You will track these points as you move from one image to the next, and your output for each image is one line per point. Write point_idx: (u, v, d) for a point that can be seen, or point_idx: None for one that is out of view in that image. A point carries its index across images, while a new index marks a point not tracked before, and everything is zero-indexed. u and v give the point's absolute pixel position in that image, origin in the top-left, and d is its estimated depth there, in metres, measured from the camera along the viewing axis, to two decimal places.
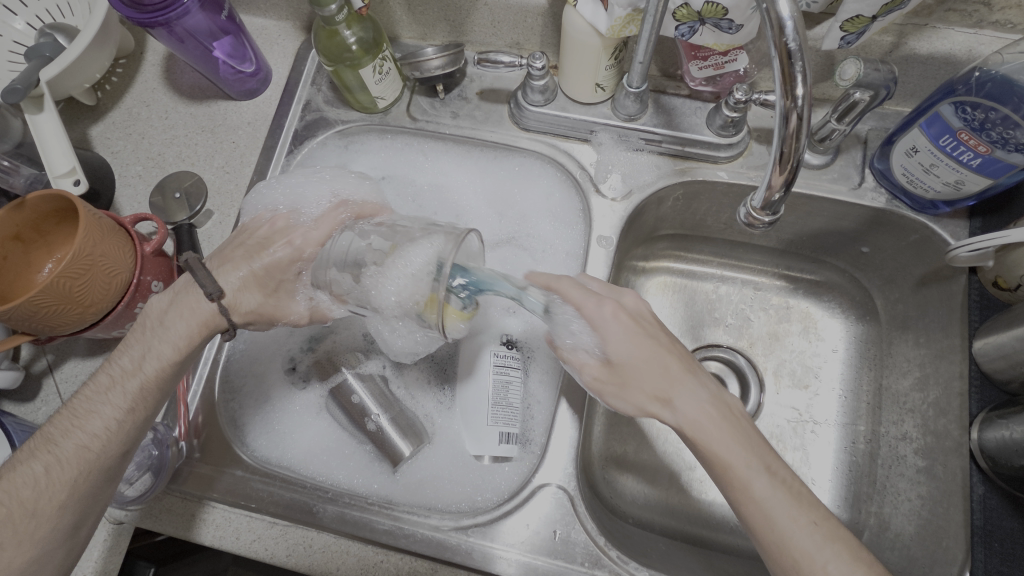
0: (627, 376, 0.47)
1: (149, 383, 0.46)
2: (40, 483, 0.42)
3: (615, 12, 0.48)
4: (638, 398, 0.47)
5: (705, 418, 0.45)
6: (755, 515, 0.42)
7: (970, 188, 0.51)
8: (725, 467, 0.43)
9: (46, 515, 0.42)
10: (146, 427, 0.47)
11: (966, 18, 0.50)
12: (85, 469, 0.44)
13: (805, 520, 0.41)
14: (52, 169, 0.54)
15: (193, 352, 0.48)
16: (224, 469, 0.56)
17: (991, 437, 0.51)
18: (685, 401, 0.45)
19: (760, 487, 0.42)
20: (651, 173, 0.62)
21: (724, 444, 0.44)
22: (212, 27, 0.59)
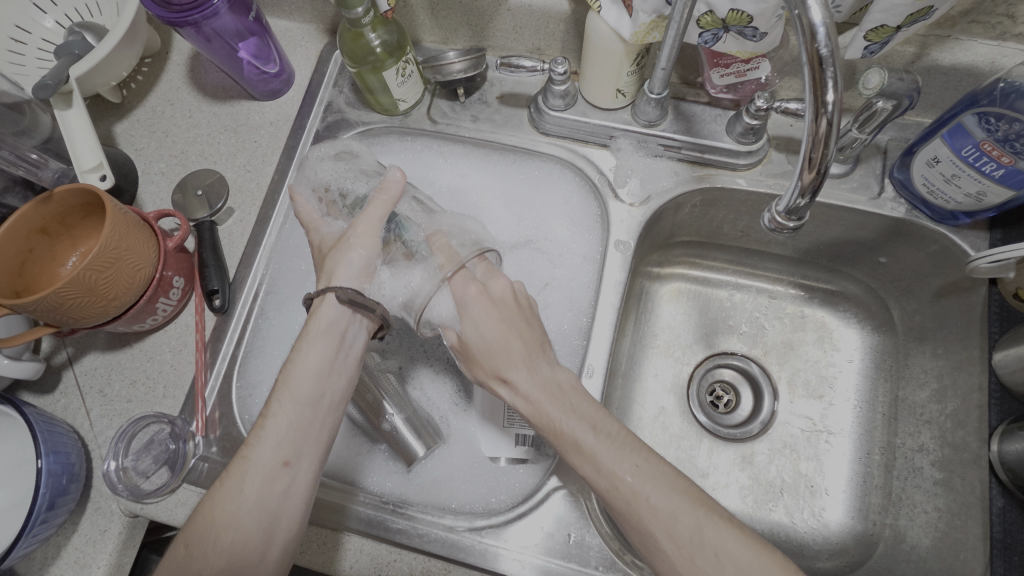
0: (475, 354, 0.48)
1: (303, 393, 0.46)
2: (214, 503, 0.43)
3: (639, 18, 0.48)
4: (481, 373, 0.48)
5: (533, 397, 0.46)
6: (590, 472, 0.43)
7: (992, 200, 0.51)
8: (557, 434, 0.45)
9: (219, 533, 0.42)
10: (303, 442, 0.45)
11: (990, 30, 0.50)
12: (257, 479, 0.44)
13: (632, 464, 0.43)
14: (79, 163, 0.56)
15: (331, 361, 0.47)
16: (352, 499, 0.55)
17: (1011, 449, 0.50)
18: (520, 376, 0.46)
19: (590, 445, 0.43)
20: (669, 179, 0.62)
21: (550, 414, 0.45)
22: (239, 27, 0.60)
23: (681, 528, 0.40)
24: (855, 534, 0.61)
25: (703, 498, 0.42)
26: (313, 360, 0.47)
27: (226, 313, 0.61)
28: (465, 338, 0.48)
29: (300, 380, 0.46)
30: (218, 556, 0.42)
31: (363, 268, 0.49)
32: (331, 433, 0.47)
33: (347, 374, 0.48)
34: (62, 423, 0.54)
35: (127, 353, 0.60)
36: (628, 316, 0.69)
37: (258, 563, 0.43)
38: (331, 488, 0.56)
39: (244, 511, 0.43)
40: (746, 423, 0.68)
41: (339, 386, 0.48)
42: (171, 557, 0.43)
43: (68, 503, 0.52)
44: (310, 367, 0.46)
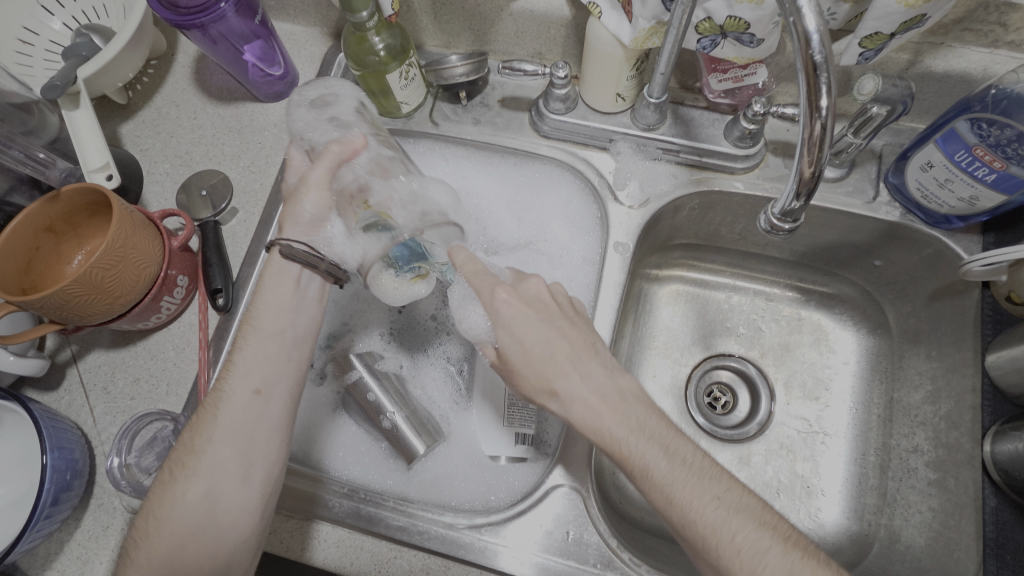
0: (522, 363, 0.47)
1: (266, 326, 0.52)
2: (195, 429, 0.50)
3: (639, 24, 0.49)
4: (529, 386, 0.47)
5: (583, 411, 0.45)
6: (664, 498, 0.44)
7: (984, 204, 0.52)
8: (626, 457, 0.44)
9: (201, 452, 0.48)
10: (270, 371, 0.51)
11: (982, 38, 0.50)
12: (231, 408, 0.49)
13: (709, 496, 0.43)
14: (86, 163, 0.56)
15: (292, 298, 0.53)
16: (323, 488, 0.56)
17: (1004, 450, 0.51)
18: (572, 387, 0.46)
19: (664, 470, 0.44)
20: (668, 182, 0.63)
21: (611, 432, 0.45)
22: (245, 30, 0.61)
23: (767, 570, 0.41)
24: (851, 534, 0.62)
25: (785, 532, 0.43)
26: (277, 299, 0.52)
27: (229, 311, 0.61)
28: (503, 351, 0.47)
29: (263, 318, 0.52)
30: (201, 475, 0.48)
31: (314, 223, 0.52)
32: (300, 363, 0.53)
33: (312, 311, 0.54)
34: (67, 419, 0.55)
35: (130, 352, 0.61)
36: (627, 317, 0.70)
37: (239, 483, 0.48)
38: (299, 476, 0.56)
39: (222, 433, 0.49)
40: (744, 424, 0.69)
41: (303, 321, 0.53)
42: (158, 482, 0.49)
43: (71, 499, 0.53)
44: (271, 304, 0.52)
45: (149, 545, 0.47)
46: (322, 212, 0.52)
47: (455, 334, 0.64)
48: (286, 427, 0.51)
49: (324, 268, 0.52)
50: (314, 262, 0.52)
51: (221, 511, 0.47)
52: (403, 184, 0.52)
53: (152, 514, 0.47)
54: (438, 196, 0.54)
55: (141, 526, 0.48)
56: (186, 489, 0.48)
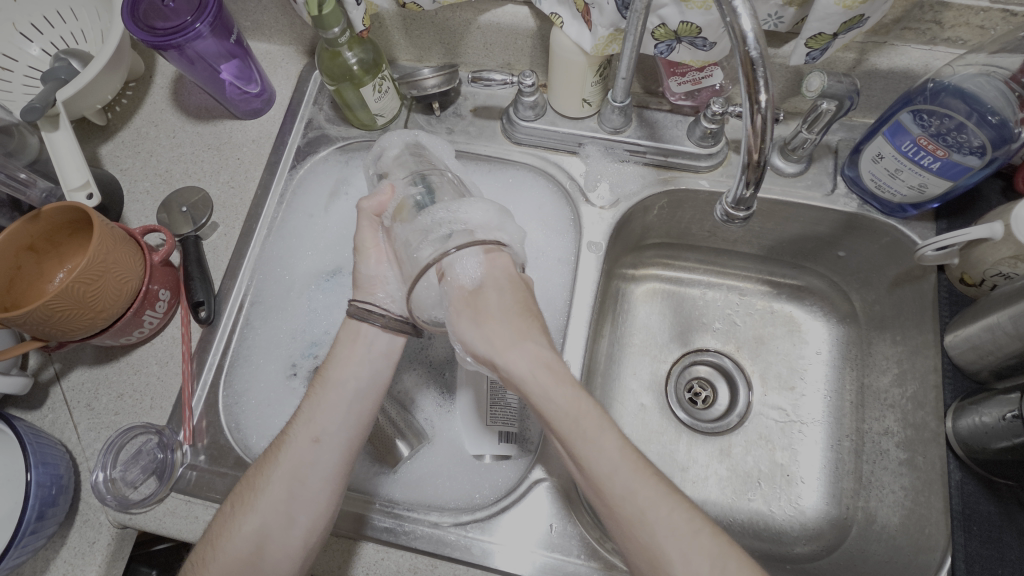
0: (485, 313, 0.46)
1: (336, 375, 0.52)
2: (260, 464, 0.50)
3: (598, 31, 0.52)
4: (483, 334, 0.46)
5: (535, 374, 0.44)
6: (606, 468, 0.42)
7: (933, 190, 0.55)
8: (581, 421, 0.43)
9: (258, 491, 0.48)
10: (334, 419, 0.50)
11: (921, 36, 0.54)
12: (290, 451, 0.49)
13: (644, 478, 0.42)
14: (66, 182, 0.57)
15: (357, 349, 0.53)
16: (370, 508, 0.56)
17: (964, 424, 0.53)
18: (531, 348, 0.45)
19: (610, 443, 0.42)
20: (636, 183, 0.65)
21: (562, 398, 0.43)
22: (220, 50, 0.62)
23: (698, 558, 0.39)
24: (830, 519, 0.63)
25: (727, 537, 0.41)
26: (347, 352, 0.53)
27: (211, 324, 0.62)
28: (484, 289, 0.47)
29: (330, 368, 0.52)
30: (256, 513, 0.47)
31: (375, 281, 0.55)
32: (360, 418, 0.51)
33: (381, 367, 0.53)
34: (51, 436, 0.55)
35: (113, 367, 0.61)
36: (605, 317, 0.72)
37: (289, 524, 0.47)
38: (353, 498, 0.57)
39: (280, 474, 0.48)
40: (724, 416, 0.70)
41: (368, 375, 0.52)
42: (221, 510, 0.49)
43: (57, 515, 0.53)
44: (342, 355, 0.53)
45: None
46: (375, 267, 0.55)
47: (437, 339, 0.65)
48: (341, 477, 0.50)
49: (392, 323, 0.54)
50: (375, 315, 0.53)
51: (270, 549, 0.47)
52: (433, 213, 0.48)
53: (212, 541, 0.48)
54: (472, 212, 0.46)
55: (200, 553, 0.48)
56: (242, 523, 0.47)
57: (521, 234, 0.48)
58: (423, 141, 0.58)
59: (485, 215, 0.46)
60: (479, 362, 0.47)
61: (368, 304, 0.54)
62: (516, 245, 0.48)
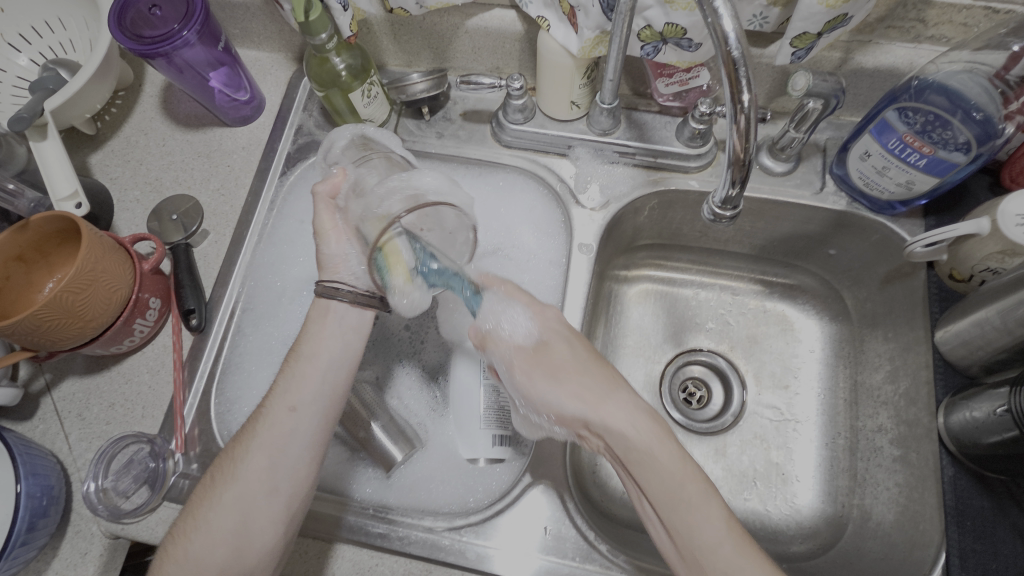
0: (569, 372, 0.48)
1: (309, 348, 0.52)
2: (241, 438, 0.50)
3: (584, 34, 0.52)
4: (575, 393, 0.47)
5: (638, 434, 0.46)
6: (706, 537, 0.42)
7: (920, 187, 0.55)
8: (683, 485, 0.44)
9: (238, 462, 0.49)
10: (308, 389, 0.51)
11: (905, 34, 0.54)
12: (268, 423, 0.50)
13: (744, 550, 0.42)
14: (54, 192, 0.57)
15: (325, 324, 0.53)
16: (346, 509, 0.56)
17: (955, 420, 0.53)
18: (628, 409, 0.47)
19: (712, 513, 0.43)
20: (627, 184, 0.65)
21: (663, 459, 0.45)
22: (209, 58, 0.63)
23: None
24: (826, 517, 0.63)
25: None
26: (318, 329, 0.53)
27: (203, 332, 0.62)
28: (546, 343, 0.50)
29: (303, 343, 0.53)
30: (237, 481, 0.48)
31: (339, 261, 0.54)
32: (334, 388, 0.52)
33: (352, 340, 0.53)
34: (41, 447, 0.55)
35: (104, 377, 0.61)
36: (598, 319, 0.72)
37: (268, 492, 0.48)
38: (324, 500, 0.56)
39: (258, 443, 0.49)
40: (719, 416, 0.70)
41: (341, 347, 0.53)
42: (201, 483, 0.49)
43: (48, 525, 0.53)
44: (315, 329, 0.53)
45: (182, 547, 0.47)
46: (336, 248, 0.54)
47: (430, 343, 0.65)
48: (319, 445, 0.50)
49: (360, 298, 0.53)
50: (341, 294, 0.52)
51: (253, 519, 0.47)
52: (386, 184, 0.51)
53: (192, 514, 0.48)
54: (424, 180, 0.50)
55: (181, 524, 0.48)
56: (222, 493, 0.48)
57: (470, 203, 0.51)
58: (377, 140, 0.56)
59: (434, 182, 0.50)
60: (568, 424, 0.48)
61: (335, 283, 0.53)
62: (465, 208, 0.50)
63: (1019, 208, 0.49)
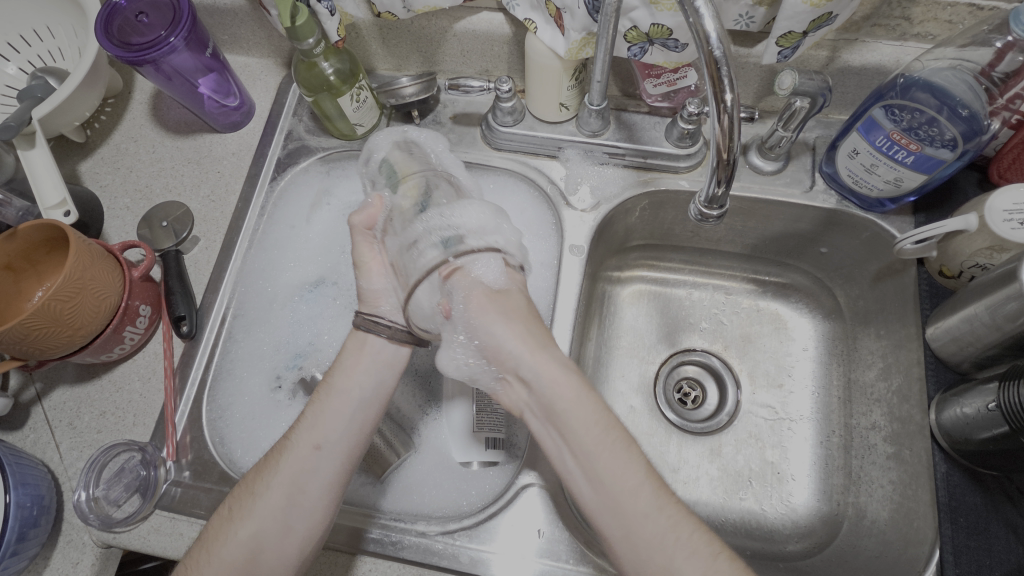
0: (506, 311, 0.47)
1: (339, 383, 0.50)
2: (261, 469, 0.49)
3: (571, 36, 0.52)
4: (516, 334, 0.46)
5: (565, 382, 0.45)
6: (628, 485, 0.42)
7: (909, 184, 0.55)
8: (607, 432, 0.44)
9: (256, 498, 0.47)
10: (336, 428, 0.49)
11: (891, 32, 0.54)
12: (290, 457, 0.48)
13: (663, 496, 0.42)
14: (43, 201, 0.57)
15: (361, 359, 0.51)
16: (369, 521, 0.55)
17: (947, 416, 0.53)
18: (556, 355, 0.47)
19: (635, 462, 0.43)
20: (617, 185, 0.65)
21: (587, 408, 0.44)
22: (197, 64, 0.63)
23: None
24: (822, 516, 0.63)
25: None
26: (352, 361, 0.52)
27: (194, 338, 0.62)
28: (507, 289, 0.48)
29: (335, 376, 0.51)
30: (252, 520, 0.46)
31: (378, 293, 0.54)
32: (363, 427, 0.50)
33: (385, 376, 0.52)
34: (31, 456, 0.55)
35: (95, 385, 0.60)
36: (591, 320, 0.72)
37: (284, 532, 0.46)
38: (349, 513, 0.56)
39: (278, 481, 0.47)
40: (714, 416, 0.70)
41: (374, 383, 0.51)
42: (217, 514, 0.48)
43: (38, 536, 0.52)
44: (349, 361, 0.52)
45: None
46: (375, 280, 0.54)
47: (422, 347, 0.65)
48: (339, 487, 0.49)
49: (397, 336, 0.52)
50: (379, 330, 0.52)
51: (264, 559, 0.46)
52: (428, 218, 0.48)
53: (204, 546, 0.47)
54: (467, 216, 0.47)
55: (194, 556, 0.47)
56: (237, 529, 0.46)
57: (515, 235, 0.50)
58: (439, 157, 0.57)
59: (479, 218, 0.48)
60: (503, 363, 0.47)
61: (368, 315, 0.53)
62: (512, 248, 0.48)
63: (1006, 204, 0.49)
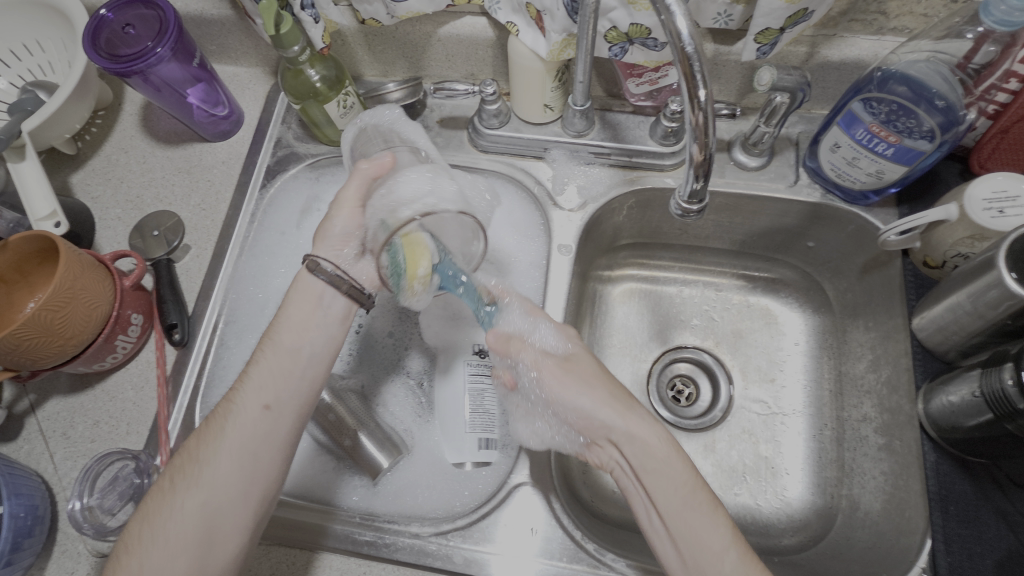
0: (581, 376, 0.50)
1: (285, 341, 0.51)
2: (205, 435, 0.48)
3: (552, 38, 0.53)
4: (604, 400, 0.49)
5: (658, 446, 0.46)
6: (712, 546, 0.42)
7: (891, 176, 0.56)
8: (691, 495, 0.44)
9: (207, 464, 0.47)
10: (287, 386, 0.49)
11: (868, 26, 0.55)
12: (239, 422, 0.48)
13: (750, 558, 0.42)
14: (33, 212, 0.57)
15: (313, 315, 0.52)
16: (334, 518, 0.55)
17: (934, 406, 0.53)
18: (645, 424, 0.48)
19: (717, 524, 0.43)
20: (604, 184, 0.66)
21: (675, 470, 0.45)
22: (185, 75, 0.63)
23: None
24: (815, 509, 0.63)
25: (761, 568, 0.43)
26: (301, 316, 0.51)
27: (186, 346, 0.62)
28: (572, 355, 0.52)
29: (283, 333, 0.51)
30: (202, 487, 0.46)
31: (344, 240, 0.53)
32: (314, 382, 0.51)
33: (335, 330, 0.52)
34: (24, 467, 0.55)
35: (89, 396, 0.61)
36: (582, 319, 0.72)
37: (241, 497, 0.46)
38: (312, 512, 0.56)
39: (227, 446, 0.47)
40: (708, 412, 0.70)
41: (323, 338, 0.52)
42: (157, 487, 0.47)
43: (32, 546, 0.53)
44: (295, 319, 0.51)
45: (137, 554, 0.44)
46: (353, 228, 0.53)
47: (413, 348, 0.65)
48: (291, 446, 0.50)
49: (346, 290, 0.52)
50: (337, 282, 0.52)
51: (219, 529, 0.46)
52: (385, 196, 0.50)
53: (148, 519, 0.46)
54: (404, 189, 0.49)
55: (136, 531, 0.46)
56: (184, 500, 0.46)
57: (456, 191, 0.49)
58: (400, 129, 0.57)
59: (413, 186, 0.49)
60: (590, 428, 0.50)
61: (329, 261, 0.52)
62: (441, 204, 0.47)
63: (985, 193, 0.50)
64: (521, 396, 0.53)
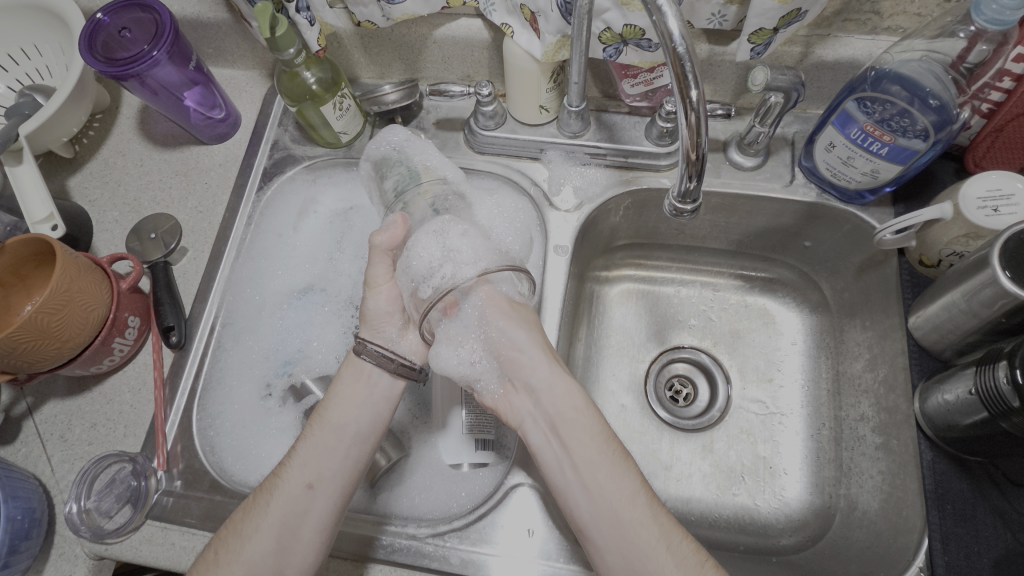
0: (521, 325, 0.51)
1: (332, 418, 0.50)
2: (249, 507, 0.48)
3: (546, 39, 0.53)
4: (531, 354, 0.51)
5: (577, 398, 0.49)
6: (623, 494, 0.44)
7: (885, 176, 0.56)
8: (604, 445, 0.47)
9: (247, 538, 0.46)
10: (331, 463, 0.49)
11: (863, 26, 0.55)
12: (281, 498, 0.47)
13: (655, 505, 0.45)
14: (31, 215, 0.58)
15: (360, 394, 0.51)
16: (381, 530, 0.54)
17: (931, 404, 0.53)
18: (567, 383, 0.50)
19: (628, 479, 0.45)
20: (600, 185, 0.66)
21: (590, 420, 0.48)
22: (182, 78, 0.63)
23: None
24: (814, 509, 0.63)
25: None
26: (350, 393, 0.51)
27: (183, 348, 0.62)
28: (520, 305, 0.53)
29: (331, 410, 0.51)
30: (242, 562, 0.45)
31: (385, 319, 0.53)
32: (357, 463, 0.49)
33: (381, 410, 0.51)
34: (22, 470, 0.55)
35: (86, 398, 0.61)
36: (579, 321, 0.73)
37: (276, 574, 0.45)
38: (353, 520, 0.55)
39: (268, 522, 0.46)
40: (706, 412, 0.70)
41: (369, 418, 0.51)
42: (202, 558, 0.47)
43: (30, 548, 0.53)
44: (343, 398, 0.51)
45: None
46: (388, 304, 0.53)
47: None
48: (331, 525, 0.48)
49: (394, 369, 0.52)
50: (383, 362, 0.51)
51: None
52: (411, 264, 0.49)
53: None
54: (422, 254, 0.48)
55: None
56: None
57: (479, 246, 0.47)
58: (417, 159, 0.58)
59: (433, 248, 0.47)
60: (516, 378, 0.51)
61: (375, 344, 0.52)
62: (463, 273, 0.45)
63: (979, 191, 0.50)
64: (455, 322, 0.49)
